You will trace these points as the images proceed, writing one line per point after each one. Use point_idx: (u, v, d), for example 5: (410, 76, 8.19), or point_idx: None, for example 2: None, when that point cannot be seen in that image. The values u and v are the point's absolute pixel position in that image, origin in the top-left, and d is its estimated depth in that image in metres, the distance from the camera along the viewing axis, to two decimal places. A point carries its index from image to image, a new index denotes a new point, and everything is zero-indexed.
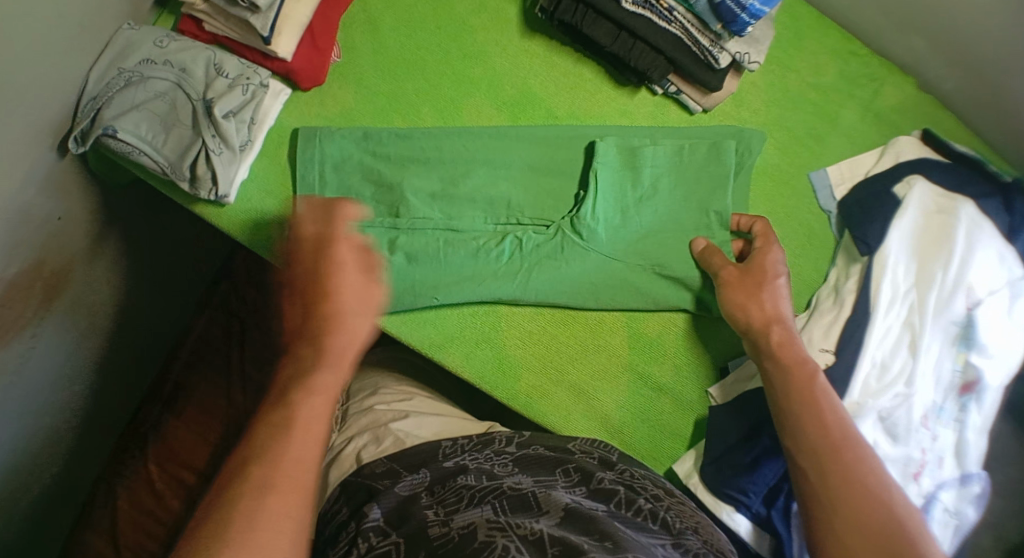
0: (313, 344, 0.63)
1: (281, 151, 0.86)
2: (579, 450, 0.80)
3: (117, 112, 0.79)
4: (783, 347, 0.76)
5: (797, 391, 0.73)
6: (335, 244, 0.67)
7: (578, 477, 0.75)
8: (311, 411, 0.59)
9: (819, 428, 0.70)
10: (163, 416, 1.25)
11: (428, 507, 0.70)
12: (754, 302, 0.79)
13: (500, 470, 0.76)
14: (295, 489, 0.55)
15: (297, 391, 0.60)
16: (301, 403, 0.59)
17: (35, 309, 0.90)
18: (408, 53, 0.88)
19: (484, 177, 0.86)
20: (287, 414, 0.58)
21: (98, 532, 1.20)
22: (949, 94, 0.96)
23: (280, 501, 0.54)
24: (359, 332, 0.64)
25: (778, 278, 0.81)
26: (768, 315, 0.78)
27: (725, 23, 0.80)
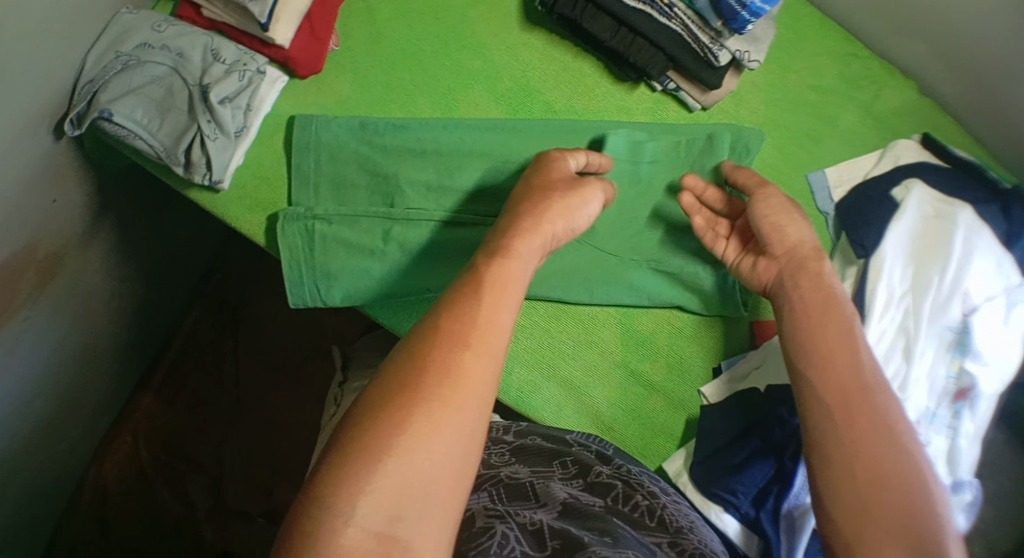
0: (491, 250, 0.64)
1: (277, 139, 0.86)
2: (577, 444, 0.80)
3: (113, 96, 0.79)
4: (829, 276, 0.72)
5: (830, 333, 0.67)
6: (553, 168, 0.73)
7: (576, 470, 0.75)
8: (502, 289, 0.60)
9: (850, 377, 0.65)
10: (158, 404, 1.25)
11: None
12: (798, 228, 0.75)
13: (497, 460, 0.76)
14: (472, 358, 0.56)
15: (485, 293, 0.59)
16: (485, 305, 0.59)
17: (28, 291, 0.89)
18: (407, 44, 0.88)
19: (481, 169, 0.85)
20: (477, 323, 0.57)
21: (84, 519, 1.16)
22: (948, 99, 0.96)
23: (460, 376, 0.55)
24: (537, 246, 0.66)
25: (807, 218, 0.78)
26: (813, 247, 0.74)
27: (726, 20, 0.80)
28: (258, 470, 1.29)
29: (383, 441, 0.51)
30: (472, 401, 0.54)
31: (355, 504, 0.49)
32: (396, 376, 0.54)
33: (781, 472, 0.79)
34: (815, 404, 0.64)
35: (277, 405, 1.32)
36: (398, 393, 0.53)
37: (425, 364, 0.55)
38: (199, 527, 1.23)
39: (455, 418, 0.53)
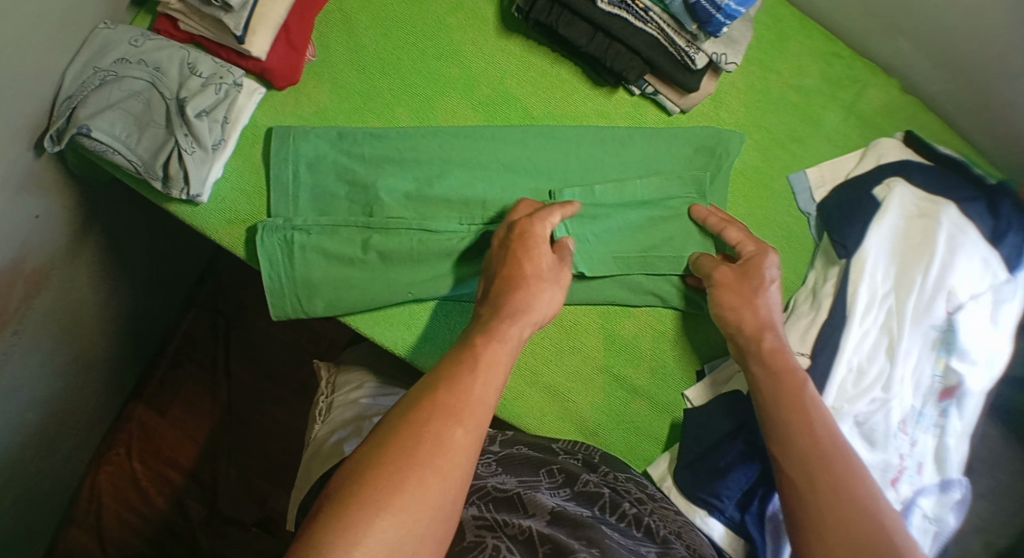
0: (485, 328, 0.68)
1: (256, 150, 0.86)
2: (563, 451, 0.81)
3: (91, 112, 0.80)
4: (775, 355, 0.75)
5: (785, 407, 0.72)
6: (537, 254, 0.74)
7: (563, 478, 0.75)
8: (494, 372, 0.64)
9: (803, 439, 0.69)
10: (150, 414, 1.26)
11: None
12: (743, 308, 0.78)
13: (484, 471, 0.76)
14: (466, 433, 0.59)
15: (479, 370, 0.63)
16: (478, 381, 0.62)
17: (15, 306, 0.90)
18: (384, 52, 0.87)
19: (460, 177, 0.85)
20: (469, 397, 0.61)
21: (84, 529, 1.21)
22: (933, 96, 0.95)
23: (453, 448, 0.58)
24: (525, 326, 0.70)
25: (775, 282, 0.80)
26: (761, 321, 0.77)
27: (700, 23, 0.79)
28: (251, 479, 1.27)
29: (379, 500, 0.53)
30: (461, 474, 0.57)
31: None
32: (396, 440, 0.57)
33: (766, 474, 0.79)
34: (784, 470, 0.69)
35: (271, 413, 1.30)
36: (396, 456, 0.56)
37: (423, 431, 0.58)
38: (194, 536, 1.23)
39: (445, 488, 0.56)
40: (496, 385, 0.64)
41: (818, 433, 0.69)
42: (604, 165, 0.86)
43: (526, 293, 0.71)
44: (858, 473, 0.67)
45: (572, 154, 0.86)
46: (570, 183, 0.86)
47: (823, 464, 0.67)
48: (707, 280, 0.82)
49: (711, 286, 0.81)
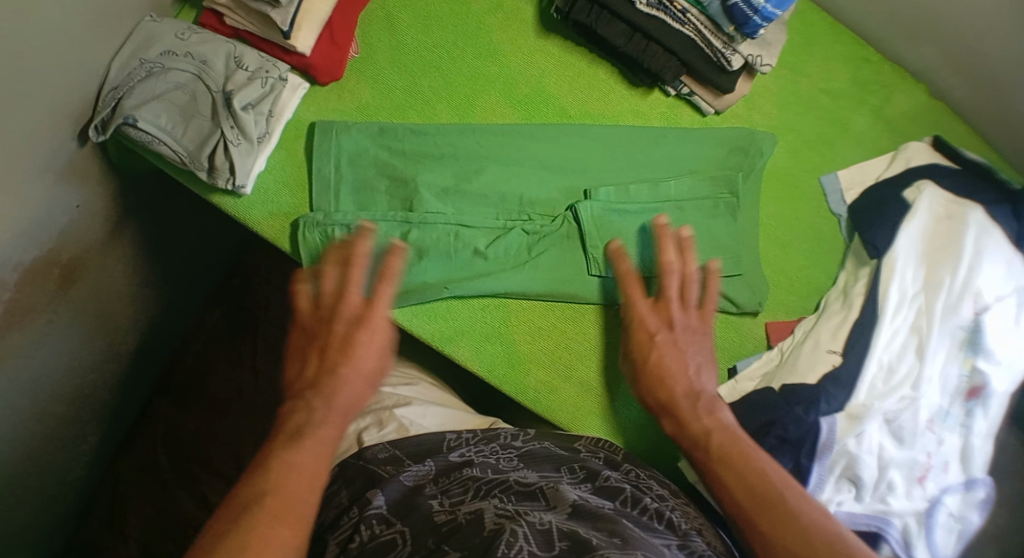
0: (292, 428, 0.68)
1: (298, 144, 0.87)
2: (585, 449, 0.81)
3: (137, 102, 0.81)
4: (682, 432, 0.75)
5: (717, 456, 0.71)
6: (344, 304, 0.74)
7: (583, 474, 0.76)
8: (291, 460, 0.64)
9: (739, 481, 0.68)
10: (172, 408, 1.28)
11: (432, 497, 0.72)
12: (643, 351, 0.80)
13: (505, 465, 0.77)
14: (288, 529, 0.59)
15: (293, 457, 0.64)
16: (300, 470, 0.64)
17: (50, 296, 0.93)
18: (425, 50, 0.89)
19: (498, 174, 0.86)
20: (272, 490, 0.61)
21: (100, 520, 1.23)
22: (959, 103, 0.97)
23: (275, 538, 0.58)
24: (337, 417, 0.70)
25: (657, 335, 0.80)
26: (648, 359, 0.79)
27: (738, 24, 0.81)
28: None
29: None
30: None
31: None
32: (236, 537, 0.57)
33: (799, 472, 0.80)
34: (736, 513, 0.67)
35: None
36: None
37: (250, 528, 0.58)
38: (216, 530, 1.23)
39: None
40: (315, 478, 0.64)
41: (752, 469, 0.69)
42: (637, 164, 0.88)
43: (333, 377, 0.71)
44: (806, 500, 0.66)
45: (609, 153, 0.88)
46: (606, 181, 0.87)
47: (771, 498, 0.66)
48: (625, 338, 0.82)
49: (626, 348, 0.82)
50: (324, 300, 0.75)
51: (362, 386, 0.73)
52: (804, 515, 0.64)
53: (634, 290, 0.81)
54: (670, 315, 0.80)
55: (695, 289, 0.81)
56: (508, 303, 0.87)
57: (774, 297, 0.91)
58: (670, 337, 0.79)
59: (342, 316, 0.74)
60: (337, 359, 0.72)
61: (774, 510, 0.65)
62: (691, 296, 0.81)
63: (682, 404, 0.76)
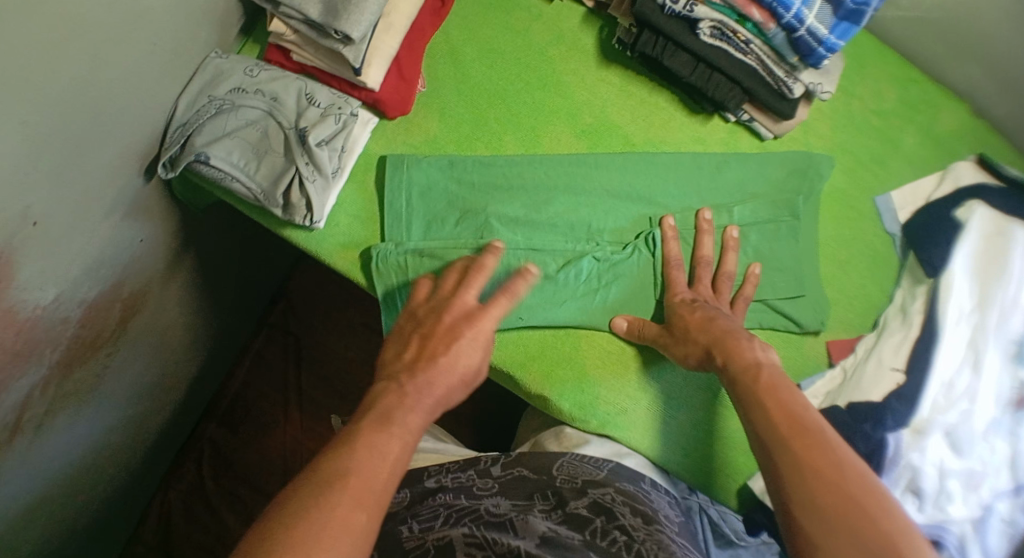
0: (382, 413, 0.66)
1: (368, 177, 0.88)
2: (563, 468, 0.84)
3: (210, 140, 0.82)
4: (730, 360, 0.76)
5: (761, 391, 0.72)
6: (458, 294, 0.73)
7: (555, 501, 0.79)
8: (360, 463, 0.61)
9: (799, 421, 0.68)
10: (220, 432, 1.31)
11: (406, 523, 0.77)
12: (681, 311, 0.83)
13: (480, 490, 0.81)
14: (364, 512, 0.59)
15: (357, 452, 0.62)
16: (366, 467, 0.61)
17: (112, 330, 0.93)
18: (490, 83, 0.90)
19: (566, 204, 0.89)
20: (359, 476, 0.61)
21: (150, 547, 1.24)
22: (1001, 121, 0.99)
23: (346, 512, 0.58)
24: (411, 420, 0.66)
25: (697, 302, 0.84)
26: (693, 315, 0.82)
27: (802, 55, 0.83)
28: None
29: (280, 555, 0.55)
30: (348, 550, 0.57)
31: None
32: (313, 489, 0.59)
33: None
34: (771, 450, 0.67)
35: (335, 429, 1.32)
36: (323, 513, 0.58)
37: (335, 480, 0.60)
38: None
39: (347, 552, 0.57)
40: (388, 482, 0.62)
41: (809, 417, 0.68)
42: (701, 190, 0.90)
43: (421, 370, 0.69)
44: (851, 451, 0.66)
45: (673, 179, 0.90)
46: (670, 208, 0.89)
47: (816, 434, 0.66)
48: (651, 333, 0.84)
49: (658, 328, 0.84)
50: (437, 295, 0.75)
51: (465, 368, 0.71)
52: (845, 453, 0.65)
53: (678, 275, 0.86)
54: (707, 295, 0.85)
55: (729, 283, 0.87)
56: (578, 331, 0.89)
57: (835, 316, 0.94)
58: (707, 303, 0.83)
59: (438, 304, 0.74)
60: (438, 351, 0.70)
61: (806, 435, 0.66)
62: (727, 288, 0.86)
63: (735, 340, 0.77)
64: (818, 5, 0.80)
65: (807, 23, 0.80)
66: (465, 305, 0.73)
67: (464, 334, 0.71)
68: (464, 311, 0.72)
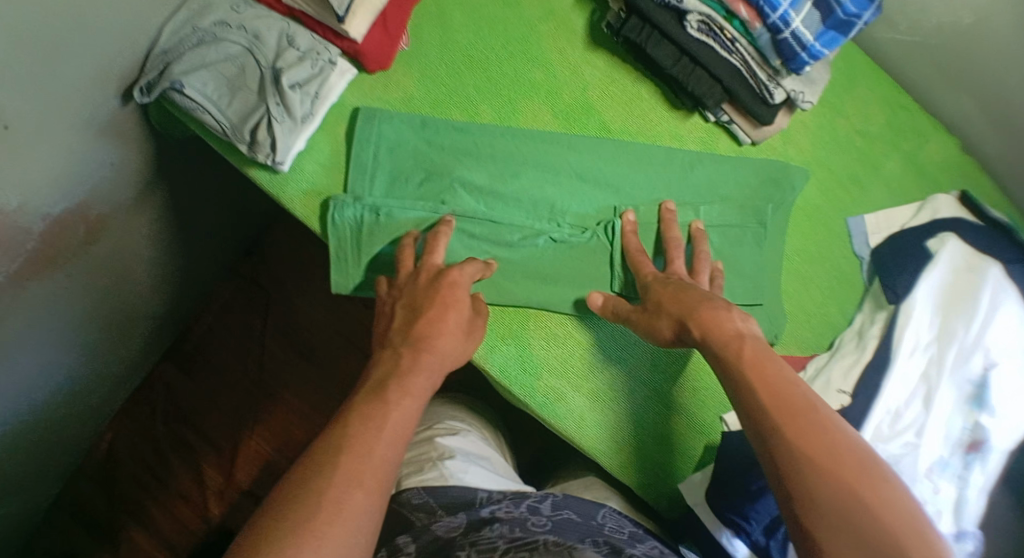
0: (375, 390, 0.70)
1: (339, 129, 0.88)
2: (609, 523, 0.81)
3: (186, 69, 0.82)
4: (708, 335, 0.72)
5: (749, 364, 0.69)
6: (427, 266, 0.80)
7: (607, 548, 0.75)
8: (358, 439, 0.65)
9: (787, 398, 0.66)
10: (178, 376, 1.31)
11: (461, 550, 0.74)
12: (655, 287, 0.80)
13: (535, 524, 0.77)
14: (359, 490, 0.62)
15: (353, 424, 0.67)
16: (361, 437, 0.66)
17: (74, 250, 0.93)
18: (473, 50, 0.90)
19: (533, 180, 0.88)
20: (354, 451, 0.64)
21: (92, 481, 1.26)
22: (988, 158, 0.98)
23: (335, 486, 0.62)
24: (421, 386, 0.72)
25: (672, 278, 0.80)
26: (667, 287, 0.78)
27: (784, 59, 0.82)
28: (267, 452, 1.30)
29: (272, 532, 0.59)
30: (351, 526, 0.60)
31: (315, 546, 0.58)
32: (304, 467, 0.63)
33: None
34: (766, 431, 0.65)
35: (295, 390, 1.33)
36: (316, 490, 0.61)
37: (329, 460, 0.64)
38: (206, 504, 1.27)
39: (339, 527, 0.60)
40: (387, 452, 0.66)
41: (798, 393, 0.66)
42: (670, 186, 0.90)
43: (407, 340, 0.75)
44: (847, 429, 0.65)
45: (643, 171, 0.89)
46: (636, 200, 0.89)
47: (811, 416, 0.65)
48: (626, 316, 0.82)
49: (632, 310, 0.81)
50: (406, 275, 0.81)
51: (452, 333, 0.77)
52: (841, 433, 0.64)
53: (644, 260, 0.84)
54: (681, 273, 0.82)
55: (705, 262, 0.84)
56: (526, 311, 0.88)
57: (791, 331, 0.92)
58: (680, 279, 0.80)
59: (406, 286, 0.80)
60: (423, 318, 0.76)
61: (800, 420, 0.64)
62: (703, 267, 0.83)
63: (710, 309, 0.74)
64: (805, 9, 0.79)
65: (792, 27, 0.79)
66: (434, 275, 0.80)
67: (444, 299, 0.77)
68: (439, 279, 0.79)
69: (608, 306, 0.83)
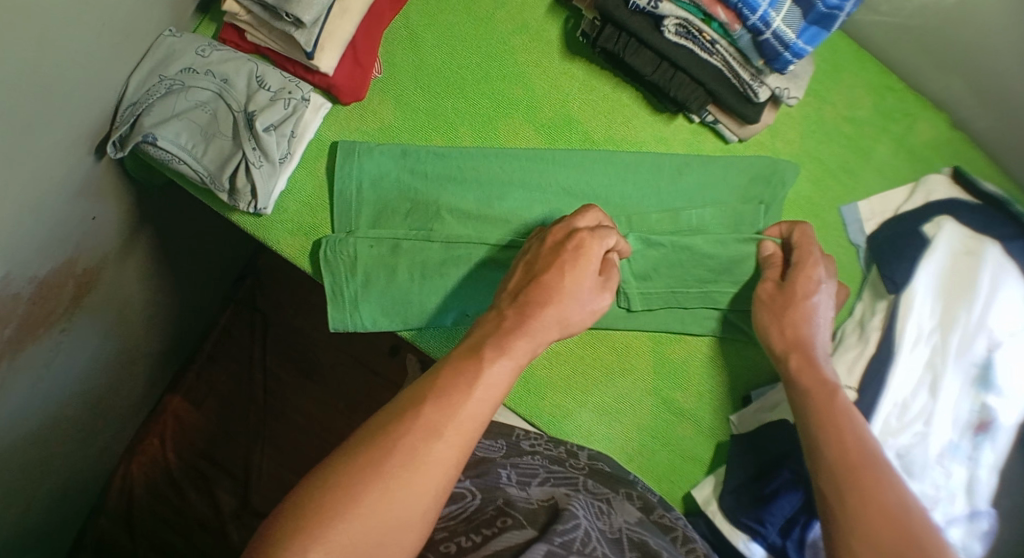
0: (491, 343, 0.65)
1: (319, 164, 0.87)
2: (640, 483, 0.82)
3: (157, 120, 0.80)
4: (803, 372, 0.77)
5: (824, 410, 0.73)
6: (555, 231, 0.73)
7: (640, 503, 0.77)
8: (462, 404, 0.61)
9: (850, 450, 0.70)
10: (185, 406, 1.30)
11: (502, 468, 0.76)
12: (809, 291, 0.80)
13: (572, 465, 0.79)
14: (442, 449, 0.59)
15: (475, 389, 0.62)
16: (469, 405, 0.61)
17: (65, 306, 0.92)
18: (449, 71, 0.89)
19: (521, 199, 0.87)
20: (459, 412, 0.60)
21: (112, 519, 1.24)
22: (980, 133, 0.96)
23: (452, 448, 0.59)
24: (524, 341, 0.66)
25: (819, 283, 0.80)
26: (807, 300, 0.79)
27: (767, 59, 0.80)
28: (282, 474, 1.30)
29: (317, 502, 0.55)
30: (418, 483, 0.57)
31: (381, 501, 0.56)
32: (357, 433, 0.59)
33: (810, 503, 0.80)
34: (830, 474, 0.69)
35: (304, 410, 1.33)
36: (361, 456, 0.57)
37: (395, 426, 0.59)
38: (225, 528, 1.25)
39: (404, 485, 0.57)
40: (480, 412, 0.61)
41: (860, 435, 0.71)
42: (660, 193, 0.88)
43: (533, 305, 0.68)
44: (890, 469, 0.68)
45: (631, 180, 0.88)
46: (627, 210, 0.88)
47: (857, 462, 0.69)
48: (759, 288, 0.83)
49: (761, 291, 0.83)
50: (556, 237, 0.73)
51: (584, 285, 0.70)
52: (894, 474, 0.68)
53: (813, 253, 0.81)
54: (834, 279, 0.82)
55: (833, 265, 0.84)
56: None
57: None
58: (824, 286, 0.80)
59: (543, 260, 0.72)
60: (542, 274, 0.70)
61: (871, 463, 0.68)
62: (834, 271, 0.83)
63: (815, 351, 0.78)
64: (785, 7, 0.77)
65: (773, 26, 0.77)
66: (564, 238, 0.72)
67: (569, 272, 0.70)
68: (571, 249, 0.71)
69: (769, 257, 0.84)
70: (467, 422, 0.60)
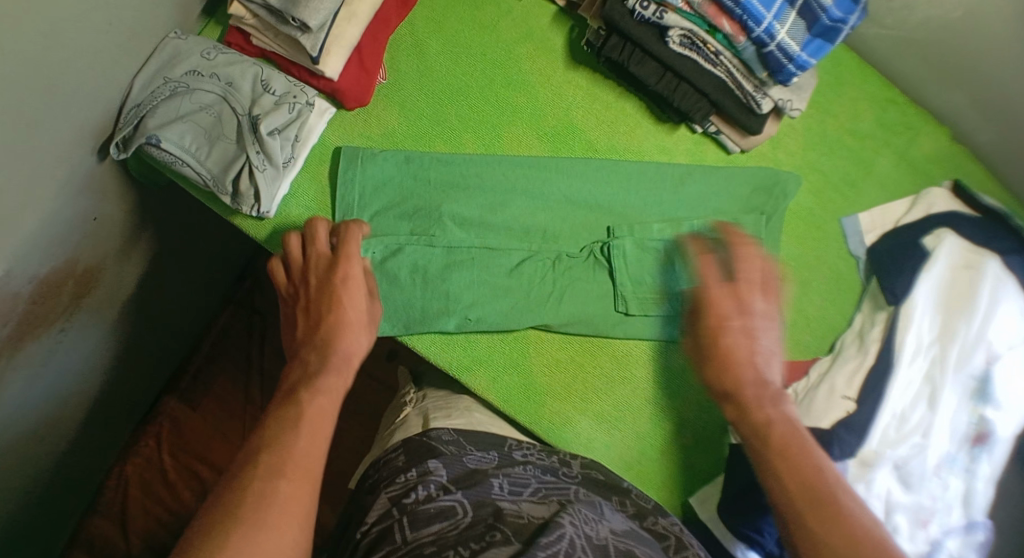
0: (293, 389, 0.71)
1: (323, 169, 0.88)
2: (634, 491, 0.81)
3: (160, 122, 0.79)
4: (747, 415, 0.73)
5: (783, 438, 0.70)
6: (313, 244, 0.80)
7: (633, 511, 0.77)
8: (288, 442, 0.65)
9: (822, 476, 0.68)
10: (181, 407, 1.30)
11: (495, 478, 0.74)
12: (739, 321, 0.76)
13: (564, 477, 0.78)
14: (287, 482, 0.62)
15: (298, 427, 0.66)
16: (298, 443, 0.65)
17: (64, 306, 0.91)
18: (454, 78, 0.89)
19: (523, 207, 0.87)
20: (292, 453, 0.64)
21: (107, 519, 1.23)
22: (980, 147, 0.97)
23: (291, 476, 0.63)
24: (332, 377, 0.72)
25: (753, 308, 0.76)
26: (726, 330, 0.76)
27: (771, 71, 0.81)
28: None
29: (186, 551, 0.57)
30: (282, 525, 0.59)
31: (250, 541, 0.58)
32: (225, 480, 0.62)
33: None
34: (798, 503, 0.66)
35: None
36: (231, 499, 0.60)
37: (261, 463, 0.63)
38: None
39: (272, 522, 0.59)
40: (316, 446, 0.66)
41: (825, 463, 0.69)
42: (661, 202, 0.89)
43: (333, 328, 0.75)
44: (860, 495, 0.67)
45: (633, 189, 0.89)
46: (629, 218, 0.88)
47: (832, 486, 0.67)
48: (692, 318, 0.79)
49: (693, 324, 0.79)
50: (311, 255, 0.79)
51: (359, 307, 0.77)
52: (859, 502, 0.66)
53: (745, 276, 0.77)
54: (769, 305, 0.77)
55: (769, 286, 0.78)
56: (527, 331, 0.87)
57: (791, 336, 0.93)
58: (747, 318, 0.76)
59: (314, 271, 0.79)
60: (328, 303, 0.76)
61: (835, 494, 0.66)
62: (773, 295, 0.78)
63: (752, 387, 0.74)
64: (790, 19, 0.78)
65: (778, 39, 0.77)
66: (310, 262, 0.79)
67: (343, 292, 0.77)
68: (331, 271, 0.78)
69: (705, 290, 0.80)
70: (298, 455, 0.64)
